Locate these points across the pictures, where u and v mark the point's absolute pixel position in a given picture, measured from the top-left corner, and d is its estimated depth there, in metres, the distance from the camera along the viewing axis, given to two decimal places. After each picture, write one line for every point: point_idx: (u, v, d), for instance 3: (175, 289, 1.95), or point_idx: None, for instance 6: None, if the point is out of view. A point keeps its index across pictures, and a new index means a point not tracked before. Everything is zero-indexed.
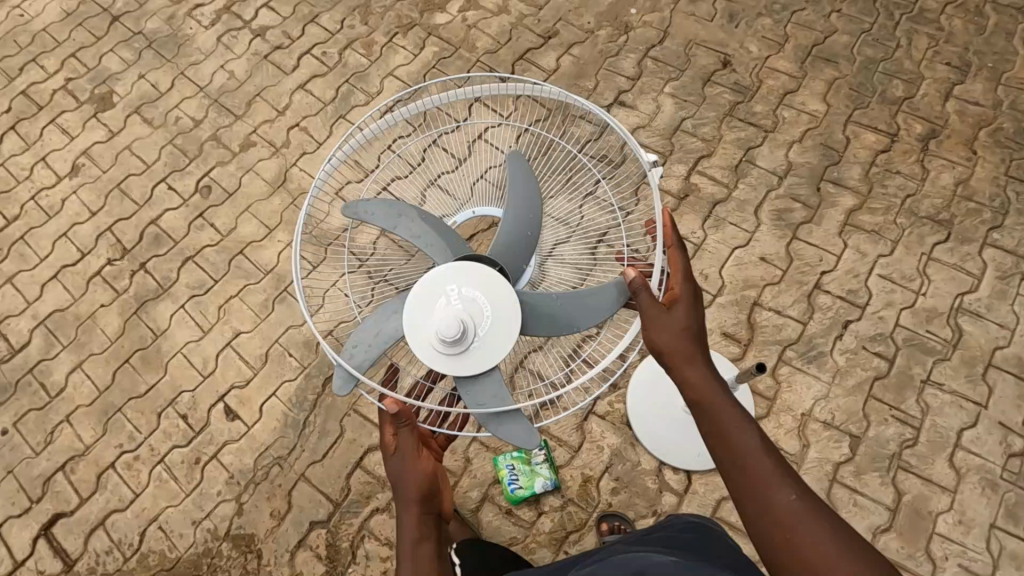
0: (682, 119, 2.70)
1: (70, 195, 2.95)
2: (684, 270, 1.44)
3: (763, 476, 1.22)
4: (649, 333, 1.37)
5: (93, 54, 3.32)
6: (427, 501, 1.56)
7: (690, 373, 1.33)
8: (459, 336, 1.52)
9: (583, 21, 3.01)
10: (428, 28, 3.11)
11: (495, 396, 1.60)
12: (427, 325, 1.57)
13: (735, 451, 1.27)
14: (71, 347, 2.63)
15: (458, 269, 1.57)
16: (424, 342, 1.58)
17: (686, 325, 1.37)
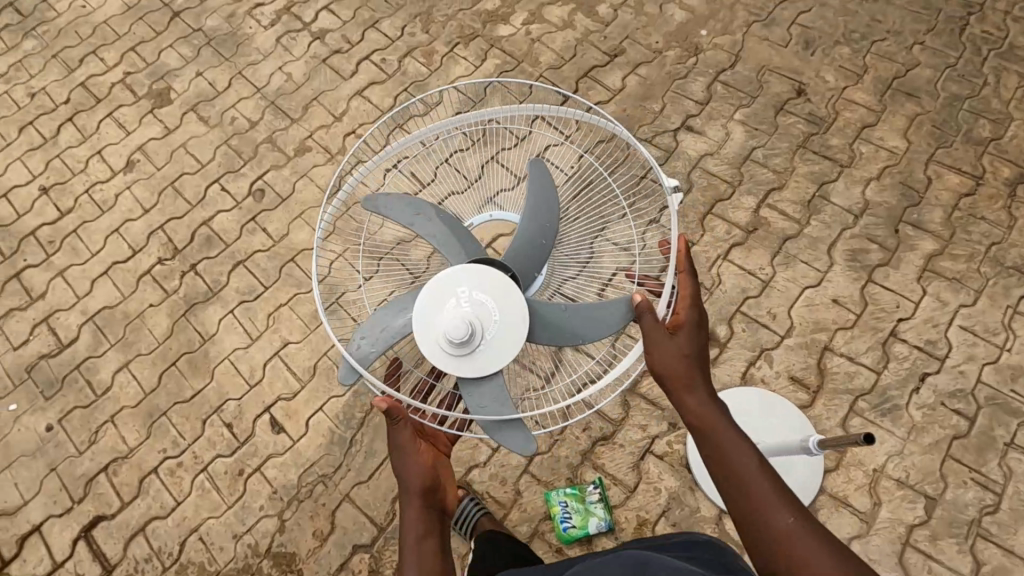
0: (753, 148, 2.60)
1: (124, 190, 2.94)
2: (690, 295, 1.52)
3: (760, 496, 1.30)
4: (653, 359, 1.44)
5: (152, 49, 3.31)
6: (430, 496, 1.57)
7: (691, 397, 1.41)
8: (466, 338, 1.54)
9: (651, 40, 2.92)
10: (490, 40, 3.04)
11: (496, 400, 1.61)
12: (434, 323, 1.59)
13: (735, 473, 1.35)
14: (118, 345, 2.61)
15: (470, 271, 1.58)
16: (430, 341, 1.59)
17: (687, 350, 1.45)
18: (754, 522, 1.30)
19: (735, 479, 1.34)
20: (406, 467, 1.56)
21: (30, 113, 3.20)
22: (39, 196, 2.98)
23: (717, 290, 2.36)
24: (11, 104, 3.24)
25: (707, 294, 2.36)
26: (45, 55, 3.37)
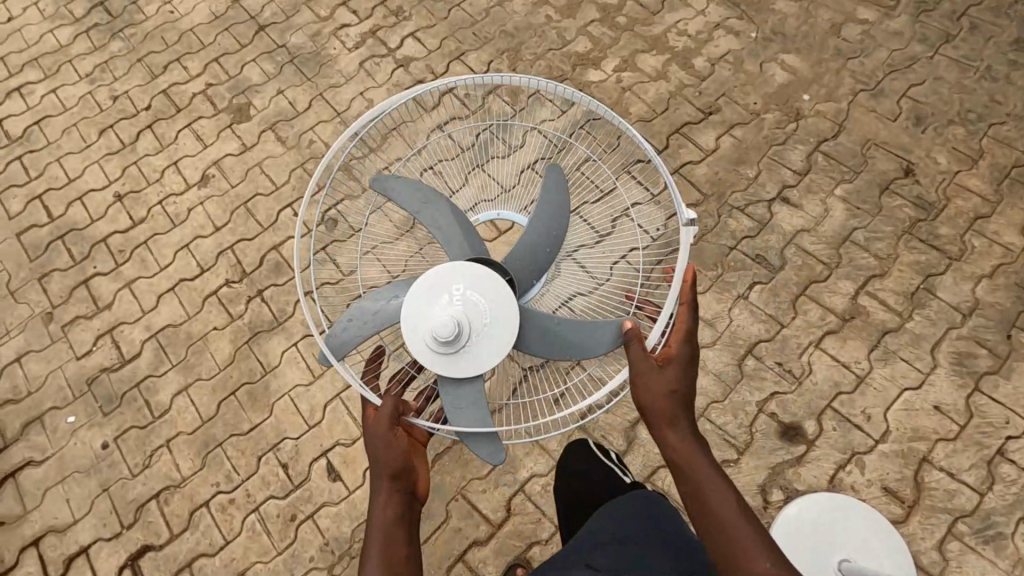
0: (854, 228, 2.46)
1: (197, 205, 2.92)
2: (684, 329, 1.50)
3: (738, 538, 1.30)
4: (639, 391, 1.41)
5: (235, 61, 3.29)
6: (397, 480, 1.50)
7: (674, 432, 1.39)
8: (451, 339, 1.50)
9: (749, 100, 2.79)
10: (579, 84, 2.94)
11: (472, 406, 1.60)
12: (423, 319, 1.56)
13: (713, 510, 1.35)
14: (179, 367, 2.57)
15: (468, 269, 1.54)
16: (416, 336, 1.56)
17: (674, 385, 1.43)
18: (729, 563, 1.30)
19: (711, 516, 1.34)
20: (376, 445, 1.49)
21: (111, 116, 3.21)
22: (113, 203, 2.97)
23: (807, 380, 2.22)
24: (93, 105, 3.26)
25: (795, 383, 2.23)
26: (130, 58, 3.38)
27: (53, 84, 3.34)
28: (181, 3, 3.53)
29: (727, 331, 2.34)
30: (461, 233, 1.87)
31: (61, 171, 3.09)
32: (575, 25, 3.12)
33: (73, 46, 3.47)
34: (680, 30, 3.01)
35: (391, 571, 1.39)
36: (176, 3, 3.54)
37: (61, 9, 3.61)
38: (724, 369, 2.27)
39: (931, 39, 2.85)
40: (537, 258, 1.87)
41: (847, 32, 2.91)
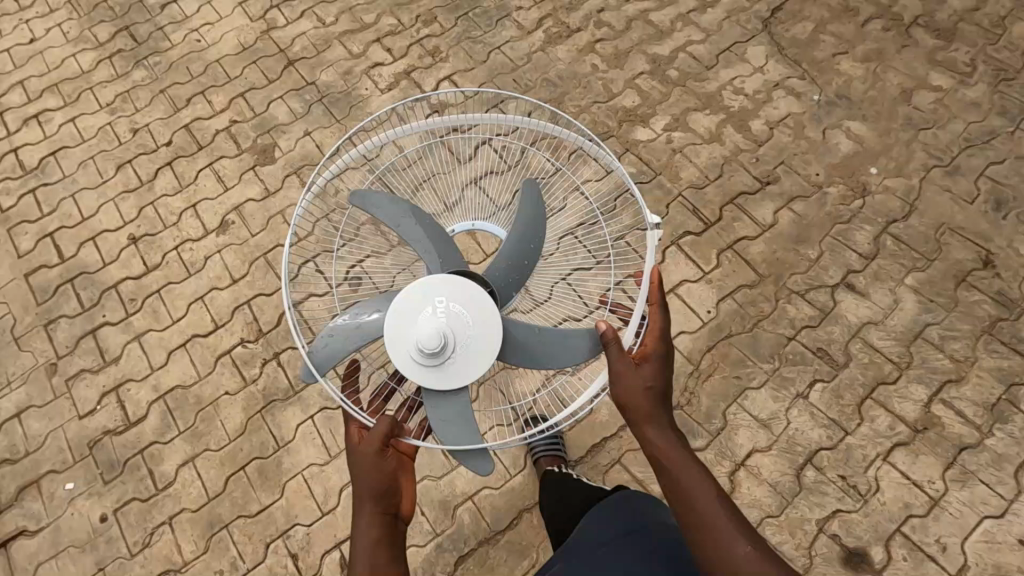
0: (927, 324, 2.24)
1: (214, 254, 2.76)
2: (658, 328, 1.51)
3: (719, 530, 1.26)
4: (619, 388, 1.40)
5: (262, 97, 3.13)
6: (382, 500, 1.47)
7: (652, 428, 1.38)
8: (439, 351, 1.48)
9: (811, 171, 2.58)
10: (625, 141, 2.75)
11: (461, 419, 1.58)
12: (406, 332, 1.52)
13: (695, 505, 1.31)
14: (186, 435, 2.40)
15: (451, 281, 1.53)
16: (400, 350, 1.52)
17: (650, 381, 1.41)
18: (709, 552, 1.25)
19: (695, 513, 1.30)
20: (361, 467, 1.46)
21: (130, 150, 3.07)
22: (127, 245, 2.82)
23: (875, 498, 2.01)
24: (112, 137, 3.11)
25: (861, 502, 2.01)
26: (153, 88, 3.23)
27: (73, 113, 3.21)
28: (208, 32, 3.39)
29: (785, 435, 2.13)
30: (436, 245, 1.80)
31: (75, 208, 2.94)
32: (623, 76, 2.92)
33: (95, 72, 3.33)
34: (736, 88, 2.81)
35: None
36: (203, 31, 3.40)
37: (85, 32, 3.48)
38: (780, 480, 2.06)
39: (1011, 112, 2.64)
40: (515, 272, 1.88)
41: (919, 100, 2.70)
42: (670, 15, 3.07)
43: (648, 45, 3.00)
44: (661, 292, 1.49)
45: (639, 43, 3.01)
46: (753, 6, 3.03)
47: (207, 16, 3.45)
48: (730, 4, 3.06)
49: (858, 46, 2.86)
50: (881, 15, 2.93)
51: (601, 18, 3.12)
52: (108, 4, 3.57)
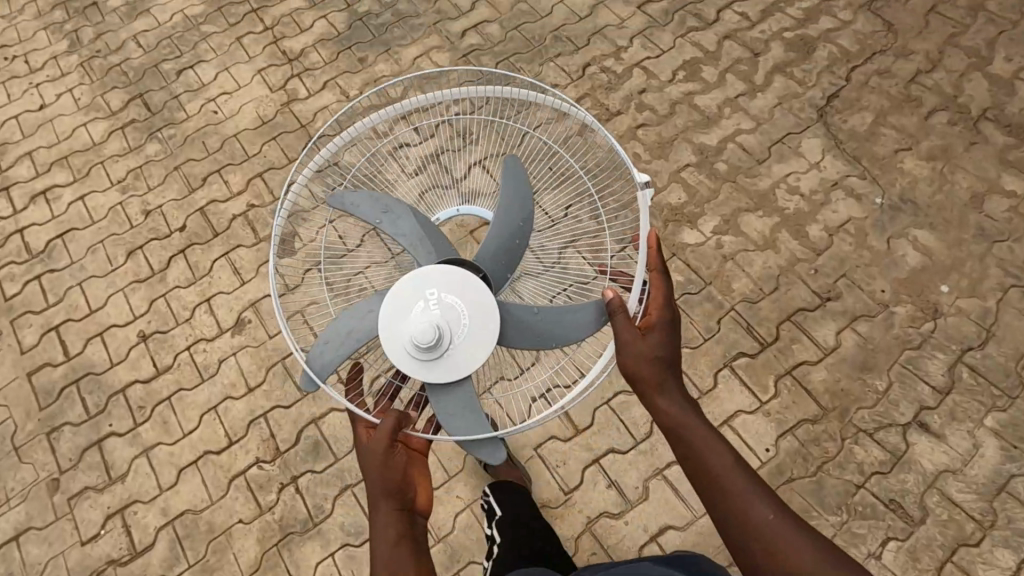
0: (1011, 475, 2.04)
1: (228, 356, 2.58)
2: (662, 295, 1.44)
3: (741, 496, 1.22)
4: (625, 361, 1.33)
5: (281, 179, 2.97)
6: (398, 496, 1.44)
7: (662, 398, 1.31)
8: (435, 343, 1.50)
9: (875, 287, 2.38)
10: (672, 244, 2.55)
11: (464, 408, 1.59)
12: (400, 330, 1.55)
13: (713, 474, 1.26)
14: (197, 569, 2.23)
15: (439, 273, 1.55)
16: (397, 347, 1.55)
17: (658, 349, 1.36)
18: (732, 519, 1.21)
19: (713, 481, 1.25)
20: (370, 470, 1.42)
21: (141, 235, 2.90)
22: (137, 344, 2.64)
23: None
24: (123, 219, 2.95)
25: None
26: (167, 164, 3.07)
27: (82, 191, 3.05)
28: (226, 103, 3.23)
29: None
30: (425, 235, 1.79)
31: (82, 299, 2.77)
32: (668, 168, 2.73)
33: (106, 145, 3.18)
34: (791, 186, 2.62)
35: None
36: (220, 102, 3.23)
37: (96, 99, 3.33)
38: None
39: None
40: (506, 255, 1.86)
41: (990, 207, 2.50)
42: (717, 100, 2.89)
43: (694, 134, 2.81)
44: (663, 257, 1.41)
45: (684, 130, 2.82)
46: (807, 92, 2.85)
47: (224, 84, 3.29)
48: (781, 88, 2.88)
49: (922, 141, 2.66)
50: (945, 106, 2.74)
51: (643, 100, 2.93)
52: (121, 68, 3.42)
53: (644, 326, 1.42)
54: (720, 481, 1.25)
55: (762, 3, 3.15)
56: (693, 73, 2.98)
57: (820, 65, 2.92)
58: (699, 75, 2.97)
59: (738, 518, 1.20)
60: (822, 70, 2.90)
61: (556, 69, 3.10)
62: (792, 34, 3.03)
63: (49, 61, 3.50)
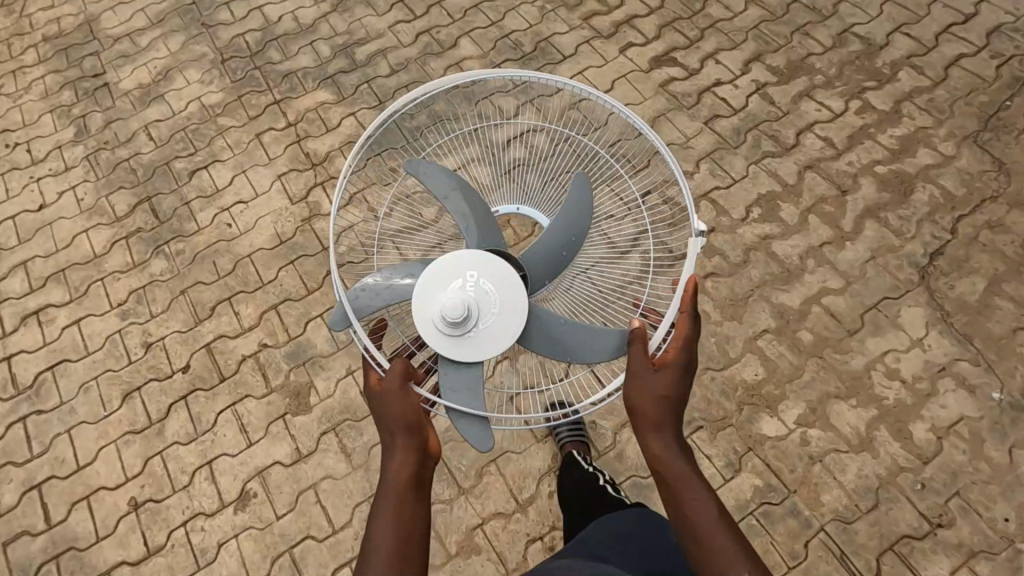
0: None
1: (229, 539, 2.26)
2: (685, 339, 1.45)
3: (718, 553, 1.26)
4: (632, 393, 1.38)
5: (298, 314, 2.63)
6: (411, 434, 1.46)
7: (659, 437, 1.36)
8: (460, 319, 1.54)
9: (996, 513, 2.01)
10: (749, 435, 2.18)
11: (469, 390, 1.61)
12: (433, 301, 1.60)
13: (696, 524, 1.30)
14: None
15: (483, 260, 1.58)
16: (425, 316, 1.60)
17: (669, 391, 1.39)
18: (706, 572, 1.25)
19: (693, 526, 1.31)
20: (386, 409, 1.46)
21: (139, 373, 2.59)
22: (127, 514, 2.33)
23: None
24: (121, 353, 2.64)
25: None
26: (173, 287, 2.76)
27: (78, 314, 2.75)
28: (241, 215, 2.91)
29: None
30: (477, 218, 1.82)
31: (70, 451, 2.46)
32: (742, 333, 2.36)
33: (108, 258, 2.87)
34: (890, 369, 2.24)
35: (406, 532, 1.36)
36: (235, 212, 2.92)
37: (101, 201, 3.03)
38: None
39: None
40: (551, 259, 1.83)
41: None
42: (798, 247, 2.51)
43: (773, 290, 2.43)
44: (695, 303, 1.42)
45: (760, 284, 2.45)
46: (905, 245, 2.46)
47: (240, 190, 2.98)
48: (874, 238, 2.49)
49: None
50: None
51: (712, 242, 2.57)
52: (130, 163, 3.12)
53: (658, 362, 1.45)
54: (700, 535, 1.29)
55: (849, 126, 2.77)
56: (770, 210, 2.61)
57: (920, 210, 2.53)
58: (776, 214, 2.60)
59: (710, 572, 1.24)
60: (923, 217, 2.51)
61: None
62: (885, 168, 2.64)
63: (53, 150, 3.21)
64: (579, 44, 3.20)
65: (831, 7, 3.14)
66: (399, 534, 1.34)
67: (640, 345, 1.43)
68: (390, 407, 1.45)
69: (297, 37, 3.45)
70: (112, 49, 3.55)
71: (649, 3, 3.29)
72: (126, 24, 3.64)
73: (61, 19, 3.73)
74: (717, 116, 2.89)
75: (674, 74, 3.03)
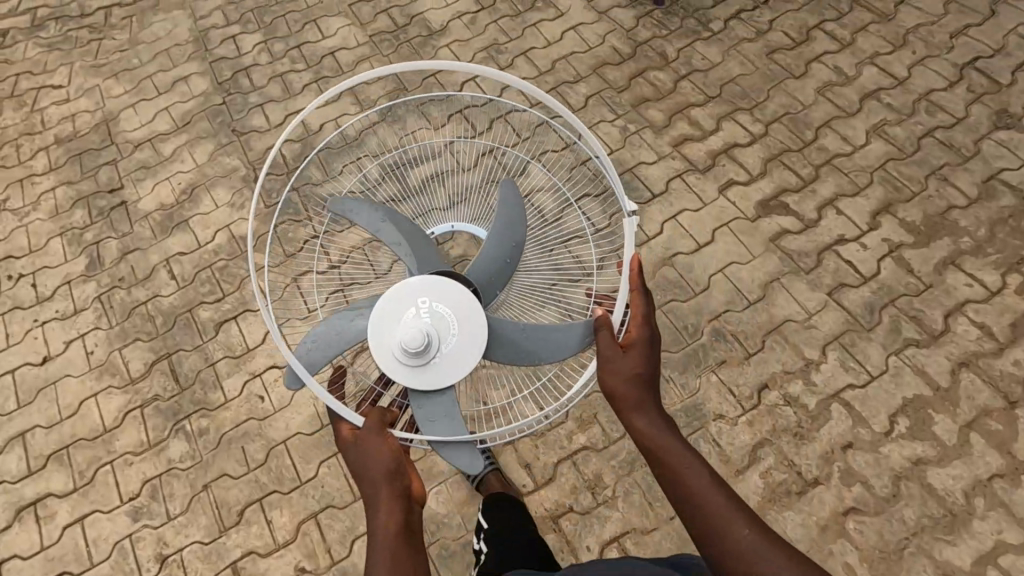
0: None
1: None
2: (643, 310, 1.43)
3: (722, 517, 1.11)
4: (601, 375, 1.36)
5: (344, 528, 2.21)
6: (396, 479, 1.43)
7: (638, 415, 1.29)
8: (422, 349, 1.64)
9: None
10: None
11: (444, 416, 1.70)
12: (390, 336, 1.69)
13: (694, 497, 1.16)
14: None
15: (429, 284, 1.71)
16: (384, 350, 1.69)
17: (640, 367, 1.34)
18: (711, 543, 1.10)
19: (698, 507, 1.15)
20: (369, 459, 1.44)
21: None
22: None
23: None
24: (132, 567, 2.22)
25: None
26: (193, 479, 2.33)
27: (80, 508, 2.32)
28: (275, 384, 2.48)
29: None
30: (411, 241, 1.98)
31: None
32: None
33: (118, 434, 2.45)
34: None
35: None
36: (269, 380, 2.50)
37: (113, 355, 2.61)
38: None
39: None
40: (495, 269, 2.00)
41: None
42: (961, 480, 2.04)
43: (933, 540, 1.98)
44: (642, 274, 1.45)
45: (918, 532, 1.99)
46: None
47: (275, 350, 2.56)
48: None
49: None
50: None
51: (850, 463, 2.11)
52: (147, 307, 2.71)
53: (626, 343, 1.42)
54: (701, 502, 1.15)
55: (1009, 311, 2.31)
56: (920, 424, 2.14)
57: None
58: (929, 429, 2.13)
59: (714, 535, 1.09)
60: None
61: (719, 388, 2.29)
62: None
63: (61, 285, 2.80)
64: (670, 178, 2.75)
65: (972, 145, 2.67)
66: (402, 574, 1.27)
67: (604, 329, 1.43)
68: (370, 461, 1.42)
69: (340, 155, 3.03)
70: (131, 157, 3.15)
71: (751, 128, 2.84)
72: (148, 126, 3.24)
73: (77, 116, 3.34)
74: (844, 286, 2.42)
75: (787, 225, 2.57)
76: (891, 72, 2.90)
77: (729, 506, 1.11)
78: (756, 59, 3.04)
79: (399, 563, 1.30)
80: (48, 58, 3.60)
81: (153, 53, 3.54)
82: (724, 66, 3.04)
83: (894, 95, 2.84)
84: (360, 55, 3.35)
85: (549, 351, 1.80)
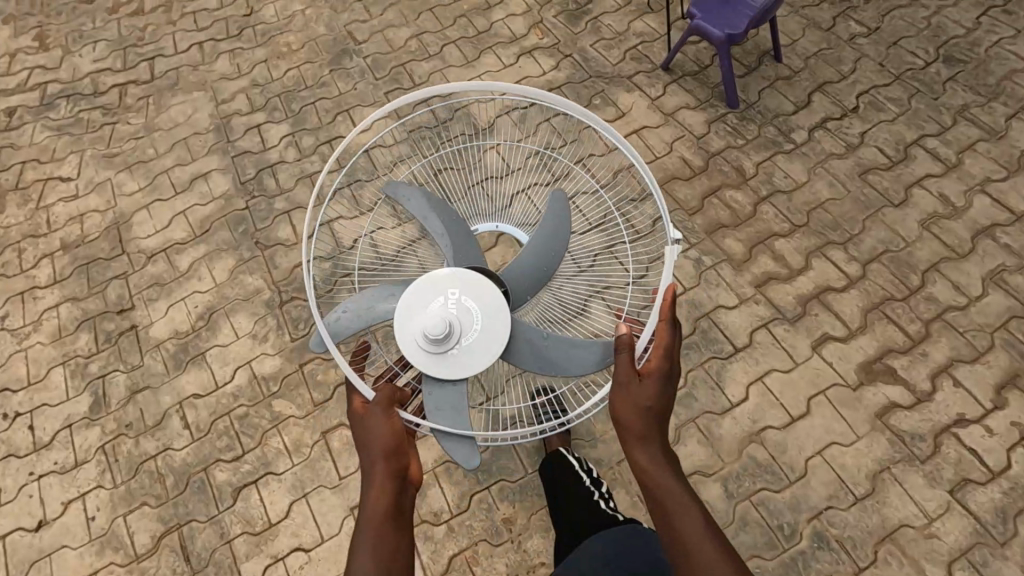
0: None
1: None
2: (667, 342, 1.43)
3: (702, 565, 1.17)
4: (616, 401, 1.35)
5: None
6: (395, 457, 1.41)
7: (643, 448, 1.31)
8: (442, 338, 1.60)
9: None
10: None
11: (453, 407, 1.65)
12: (415, 320, 1.67)
13: (683, 539, 1.22)
14: None
15: (464, 278, 1.69)
16: (406, 333, 1.66)
17: (652, 400, 1.36)
18: None
19: (684, 553, 1.20)
20: (368, 429, 1.43)
21: None
22: None
23: None
24: None
25: None
26: None
27: None
28: (301, 572, 2.18)
29: None
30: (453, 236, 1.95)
31: None
32: None
33: None
34: None
35: (383, 567, 1.27)
36: (293, 566, 2.19)
37: (116, 525, 2.30)
38: None
39: None
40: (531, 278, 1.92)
41: None
42: None
43: None
44: (673, 310, 1.44)
45: None
46: None
47: (301, 526, 2.25)
48: None
49: None
50: None
51: None
52: (156, 464, 2.39)
53: (643, 371, 1.41)
54: (687, 546, 1.21)
55: None
56: None
57: None
58: None
59: None
60: None
61: None
62: None
63: (61, 430, 2.49)
64: (754, 328, 2.40)
65: None
66: (380, 557, 1.28)
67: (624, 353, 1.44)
68: (370, 435, 1.41)
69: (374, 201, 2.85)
70: (144, 271, 2.84)
71: (846, 268, 2.48)
72: (162, 234, 2.93)
73: (86, 217, 3.04)
74: (970, 483, 2.06)
75: (895, 397, 2.22)
76: (1007, 205, 2.54)
77: (717, 556, 1.17)
78: (847, 179, 2.68)
79: (383, 544, 1.30)
80: (56, 144, 3.30)
81: (170, 143, 3.23)
82: (810, 186, 2.68)
83: (1012, 234, 2.49)
84: (398, 155, 3.04)
85: (574, 363, 1.73)
